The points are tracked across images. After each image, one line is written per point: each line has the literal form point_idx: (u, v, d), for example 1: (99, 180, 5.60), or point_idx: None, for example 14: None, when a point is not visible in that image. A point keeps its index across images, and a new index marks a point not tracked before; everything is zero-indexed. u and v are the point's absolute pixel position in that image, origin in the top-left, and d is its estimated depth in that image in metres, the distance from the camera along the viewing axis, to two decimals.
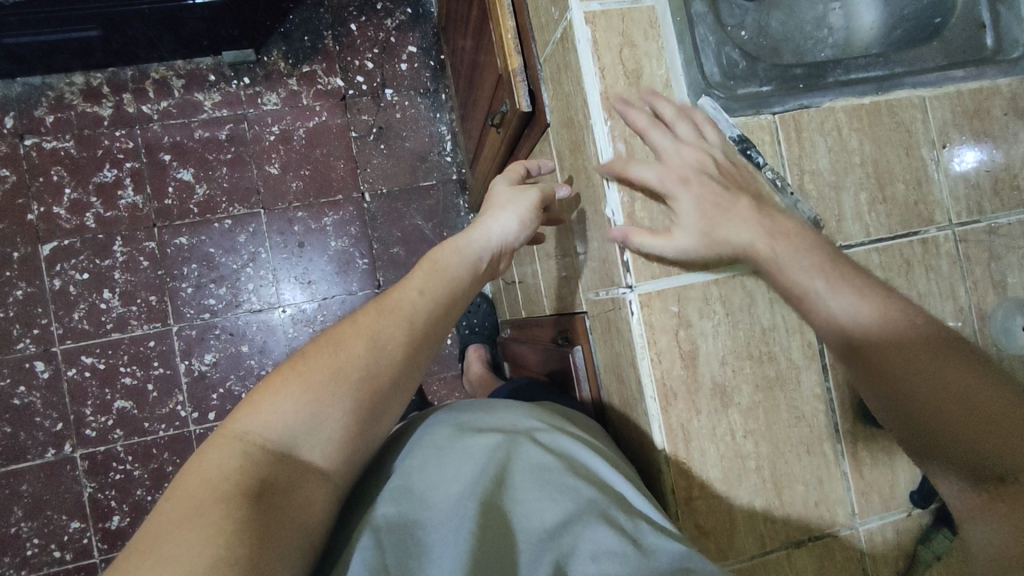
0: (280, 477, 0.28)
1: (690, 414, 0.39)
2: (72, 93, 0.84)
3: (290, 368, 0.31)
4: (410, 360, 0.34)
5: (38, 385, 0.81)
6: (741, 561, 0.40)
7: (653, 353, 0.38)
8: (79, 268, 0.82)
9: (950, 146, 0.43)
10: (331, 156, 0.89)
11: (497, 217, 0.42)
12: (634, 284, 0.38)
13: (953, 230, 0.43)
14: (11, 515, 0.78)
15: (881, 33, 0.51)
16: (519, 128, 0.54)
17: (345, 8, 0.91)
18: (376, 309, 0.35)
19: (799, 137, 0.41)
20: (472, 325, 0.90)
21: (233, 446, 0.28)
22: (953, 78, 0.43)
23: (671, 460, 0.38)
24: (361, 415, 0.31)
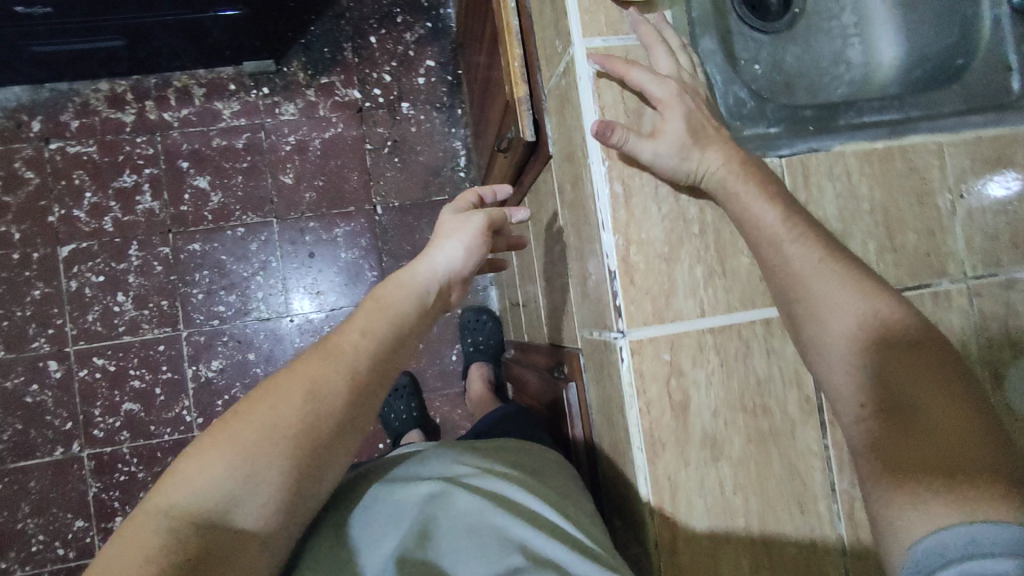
0: (206, 551, 0.28)
1: (678, 465, 0.37)
2: (96, 100, 0.86)
3: (221, 429, 0.31)
4: (350, 410, 0.33)
5: (50, 384, 0.82)
6: None
7: (642, 402, 0.37)
8: (95, 270, 0.84)
9: (969, 194, 0.41)
10: (345, 167, 0.90)
11: (442, 247, 0.41)
12: (626, 330, 0.37)
13: (967, 283, 0.41)
14: (18, 510, 0.80)
15: (902, 71, 0.48)
16: (524, 156, 0.54)
17: (366, 20, 0.92)
18: (316, 356, 0.34)
19: (806, 182, 0.40)
20: (476, 342, 0.89)
21: (156, 522, 0.28)
22: (974, 124, 0.41)
23: (656, 513, 0.37)
24: (298, 470, 0.31)
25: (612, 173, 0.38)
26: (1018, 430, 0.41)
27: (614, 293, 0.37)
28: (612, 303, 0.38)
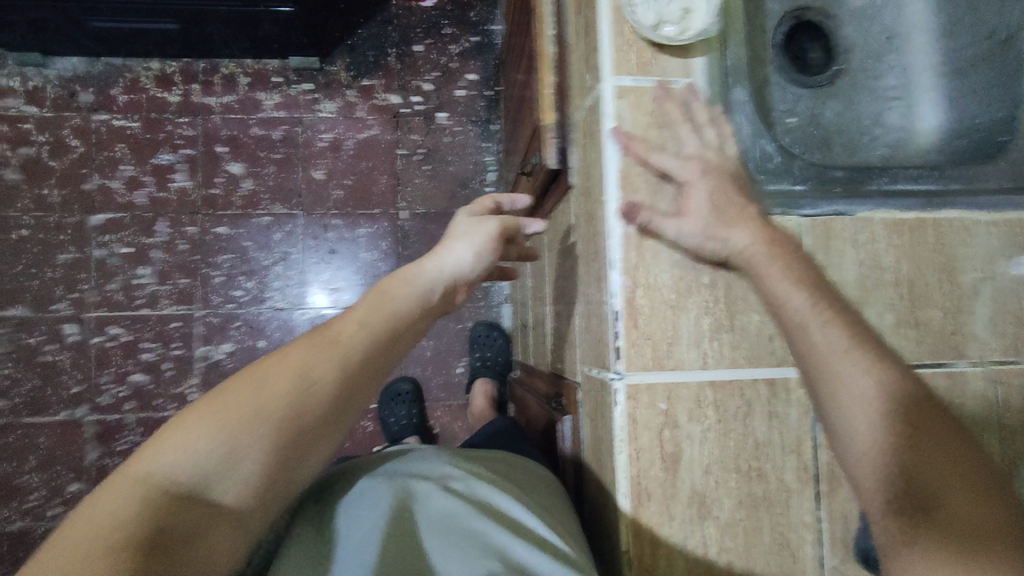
0: (181, 527, 0.27)
1: (663, 518, 0.36)
2: (147, 77, 0.89)
3: (210, 402, 0.31)
4: (343, 398, 0.33)
5: (66, 346, 0.84)
6: None
7: (631, 448, 0.36)
8: (123, 242, 0.86)
9: (998, 275, 0.39)
10: (376, 169, 0.91)
11: (453, 247, 0.42)
12: (623, 372, 0.37)
13: (988, 368, 0.39)
14: (21, 465, 0.82)
15: (942, 139, 0.48)
16: (547, 182, 0.53)
17: (413, 28, 0.93)
18: (308, 342, 0.34)
19: (828, 244, 0.39)
20: (484, 359, 0.88)
21: (132, 491, 0.27)
22: (1013, 203, 0.40)
23: (634, 563, 0.36)
24: (280, 454, 0.30)
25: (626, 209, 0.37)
26: None
27: (615, 333, 0.37)
28: (611, 343, 0.37)
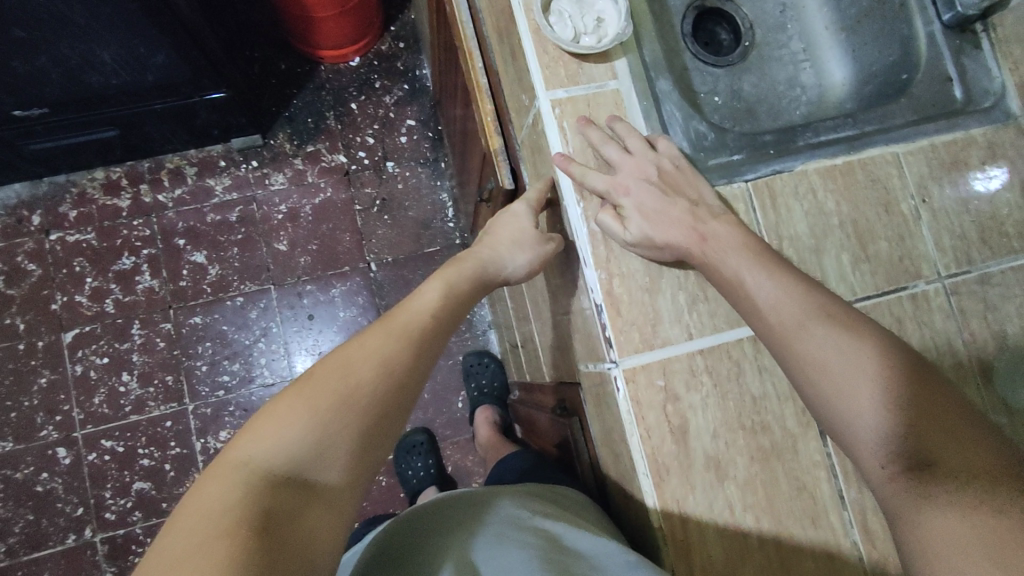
0: (342, 445, 0.51)
1: (657, 441, 0.55)
2: None
3: (318, 373, 0.54)
4: (390, 388, 0.55)
5: None
6: (745, 457, 0.56)
7: (643, 425, 0.55)
8: None
9: (579, 106, 0.59)
10: None
11: (503, 254, 0.68)
12: (615, 359, 0.55)
13: (738, 181, 0.60)
14: None
15: (508, 86, 0.67)
16: (426, 317, 0.61)
17: None
18: (369, 337, 0.57)
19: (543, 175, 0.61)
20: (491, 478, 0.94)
21: (338, 379, 0.53)
22: (583, 84, 0.59)
23: (656, 497, 0.54)
24: (273, 416, 0.50)
25: (585, 217, 0.58)
26: (756, 215, 0.59)
27: (601, 339, 0.56)
28: (605, 344, 0.56)
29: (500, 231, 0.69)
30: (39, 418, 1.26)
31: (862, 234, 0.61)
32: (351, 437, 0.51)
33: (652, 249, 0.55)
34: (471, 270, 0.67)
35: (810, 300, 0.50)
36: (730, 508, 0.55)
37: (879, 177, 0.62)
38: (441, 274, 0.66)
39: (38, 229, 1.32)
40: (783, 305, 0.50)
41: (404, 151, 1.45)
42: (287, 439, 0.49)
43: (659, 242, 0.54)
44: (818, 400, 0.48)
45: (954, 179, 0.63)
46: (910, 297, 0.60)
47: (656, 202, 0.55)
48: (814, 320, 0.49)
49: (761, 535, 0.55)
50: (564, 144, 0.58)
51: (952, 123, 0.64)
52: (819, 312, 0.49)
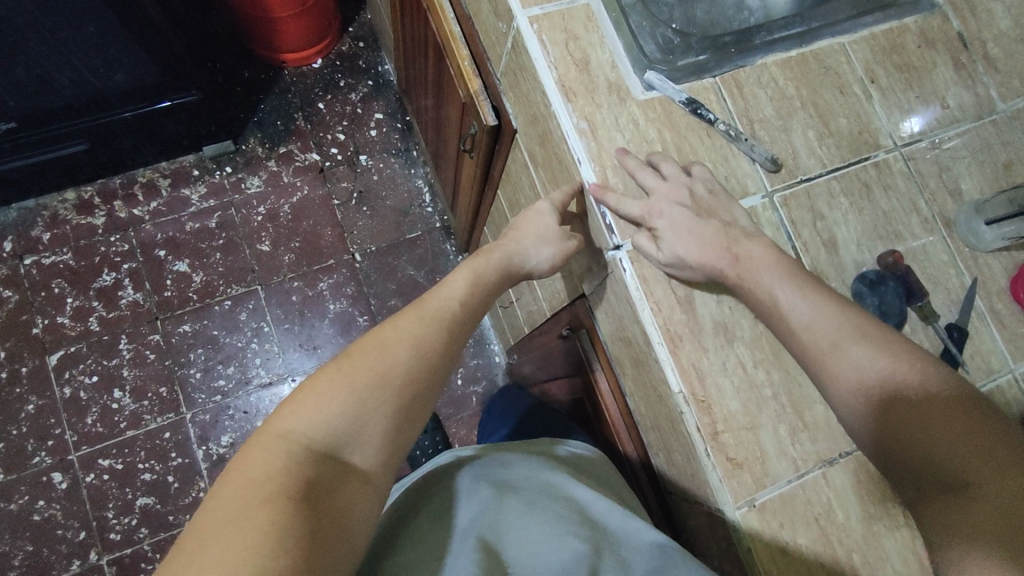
0: (382, 425, 0.48)
1: (667, 313, 0.58)
2: None
3: (360, 346, 0.50)
4: (431, 369, 0.52)
5: None
6: (750, 320, 0.60)
7: (652, 299, 0.58)
8: None
9: (554, 20, 0.64)
10: None
11: (530, 253, 0.65)
12: (617, 241, 0.60)
13: (709, 78, 0.65)
14: None
15: (483, 19, 0.71)
16: (457, 295, 0.58)
17: None
18: (407, 314, 0.54)
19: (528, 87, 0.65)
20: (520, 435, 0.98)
21: (381, 355, 0.50)
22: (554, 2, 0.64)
23: (673, 363, 0.57)
24: (316, 386, 0.47)
25: (574, 121, 0.62)
26: (728, 105, 0.65)
27: (602, 223, 0.60)
28: (606, 227, 0.60)
29: (524, 225, 0.66)
30: (29, 445, 1.22)
31: (824, 114, 0.67)
32: (392, 418, 0.48)
33: (685, 267, 0.56)
34: (496, 257, 0.64)
35: (845, 320, 0.50)
36: (742, 365, 0.59)
37: (831, 64, 0.68)
38: (469, 265, 0.62)
39: (12, 256, 1.30)
40: (815, 328, 0.51)
41: (375, 144, 1.48)
42: (329, 414, 0.45)
43: (693, 263, 0.56)
44: (839, 406, 0.50)
45: (896, 61, 0.70)
46: (874, 164, 0.66)
47: (690, 226, 0.56)
48: (847, 337, 0.50)
49: (774, 389, 0.59)
50: (545, 54, 0.62)
51: (887, 14, 0.71)
52: (853, 330, 0.50)
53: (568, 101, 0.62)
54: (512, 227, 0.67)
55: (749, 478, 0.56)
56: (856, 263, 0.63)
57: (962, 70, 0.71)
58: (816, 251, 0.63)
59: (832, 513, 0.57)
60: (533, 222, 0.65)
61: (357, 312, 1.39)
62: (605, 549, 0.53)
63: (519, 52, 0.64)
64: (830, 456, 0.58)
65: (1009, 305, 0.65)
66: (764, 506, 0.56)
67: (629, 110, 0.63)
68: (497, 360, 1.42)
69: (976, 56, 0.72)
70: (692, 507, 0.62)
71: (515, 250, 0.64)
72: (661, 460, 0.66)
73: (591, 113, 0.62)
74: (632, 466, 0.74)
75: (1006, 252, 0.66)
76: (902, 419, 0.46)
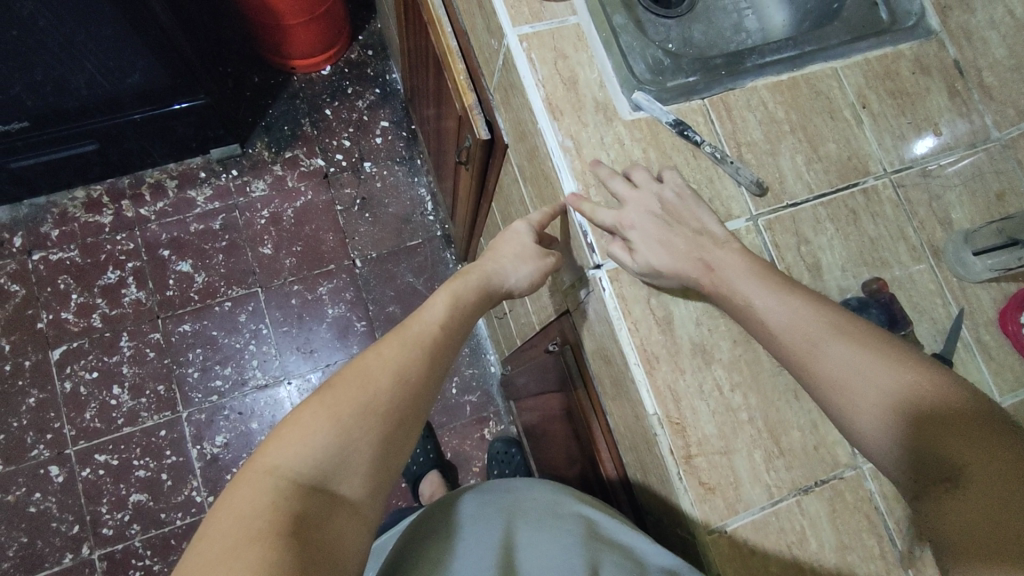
0: (367, 452, 0.48)
1: (645, 333, 0.58)
2: None
3: (342, 374, 0.50)
4: (415, 394, 0.52)
5: None
6: (728, 342, 0.60)
7: (630, 319, 0.58)
8: None
9: (544, 39, 0.64)
10: None
11: (509, 271, 0.66)
12: (598, 261, 0.60)
13: (698, 99, 0.66)
14: None
15: (477, 35, 0.72)
16: (440, 318, 0.59)
17: None
18: (390, 340, 0.54)
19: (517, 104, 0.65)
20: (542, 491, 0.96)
21: (363, 381, 0.50)
22: (545, 20, 0.65)
23: (650, 385, 0.57)
24: (299, 418, 0.47)
25: (560, 138, 0.62)
26: (716, 127, 0.65)
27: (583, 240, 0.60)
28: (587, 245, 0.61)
29: (502, 245, 0.67)
30: (29, 438, 1.25)
31: (813, 138, 0.66)
32: (377, 444, 0.49)
33: (661, 278, 0.57)
34: (477, 278, 0.64)
35: (875, 366, 0.47)
36: (719, 388, 0.58)
37: (823, 89, 0.68)
38: (449, 286, 0.63)
39: (21, 251, 1.32)
40: (839, 371, 0.48)
41: (380, 151, 1.50)
42: (313, 445, 0.46)
43: (666, 273, 0.56)
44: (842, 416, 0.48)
45: (890, 88, 0.70)
46: (862, 191, 0.66)
47: (663, 238, 0.56)
48: (853, 361, 0.48)
49: (751, 413, 0.58)
50: (534, 72, 0.63)
51: (882, 39, 0.71)
52: (886, 386, 0.46)
53: (554, 119, 0.62)
54: (490, 248, 0.68)
55: (721, 502, 0.56)
56: (840, 288, 0.63)
57: (957, 98, 0.70)
58: (799, 275, 0.62)
59: (805, 541, 0.56)
60: (509, 242, 0.67)
61: (355, 317, 1.40)
62: (607, 557, 0.53)
63: (509, 69, 0.65)
64: (805, 483, 0.58)
65: (996, 336, 0.64)
66: (735, 532, 0.55)
67: (615, 129, 0.63)
68: (493, 370, 1.43)
69: (972, 83, 0.71)
70: (667, 528, 0.62)
71: (492, 268, 0.65)
72: (639, 480, 0.66)
73: (577, 132, 0.63)
74: (611, 484, 0.73)
75: (995, 282, 0.65)
76: (924, 459, 0.43)
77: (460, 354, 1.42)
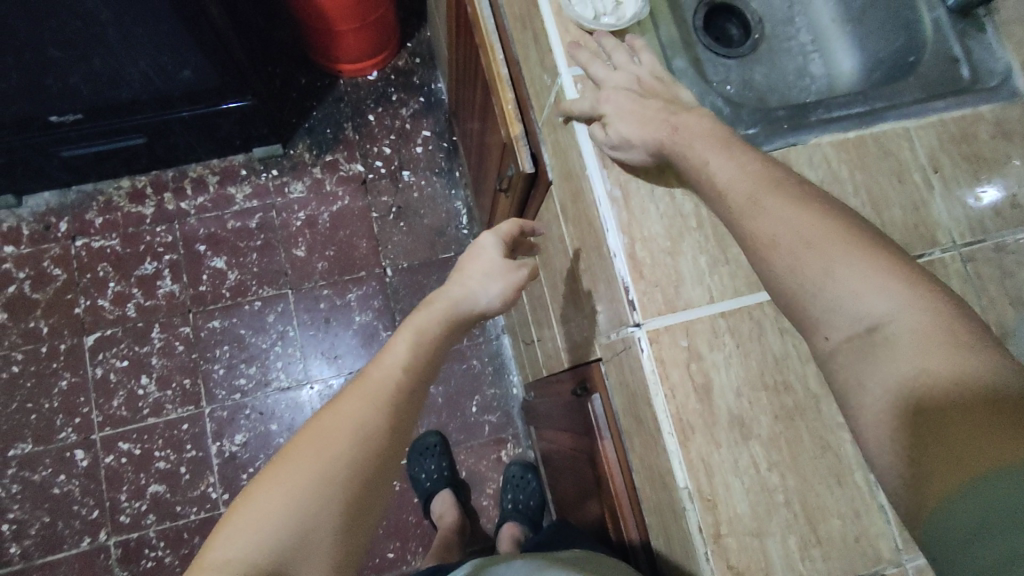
0: (326, 524, 0.46)
1: (682, 401, 0.55)
2: None
3: (297, 444, 0.49)
4: (374, 452, 0.50)
5: None
6: (770, 417, 0.56)
7: (668, 384, 0.55)
8: None
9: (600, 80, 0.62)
10: None
11: (478, 292, 0.66)
12: (638, 320, 0.57)
13: (762, 151, 0.62)
14: None
15: (530, 68, 0.70)
16: (402, 360, 0.56)
17: None
18: (348, 397, 0.52)
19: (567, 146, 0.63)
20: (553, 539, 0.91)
21: (318, 450, 0.48)
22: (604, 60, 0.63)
23: (683, 456, 0.54)
24: (255, 499, 0.46)
25: (608, 187, 0.60)
26: None
27: (623, 295, 0.58)
28: (627, 302, 0.58)
29: (470, 265, 0.67)
30: (58, 420, 1.27)
31: (877, 203, 0.62)
32: (336, 515, 0.47)
33: (629, 147, 0.56)
34: (445, 305, 0.63)
35: (866, 269, 0.39)
36: (756, 465, 0.55)
37: (891, 149, 0.64)
38: (412, 321, 0.61)
39: (65, 235, 1.35)
40: (849, 297, 0.39)
41: (419, 161, 1.49)
42: (265, 528, 0.45)
43: (634, 141, 0.55)
44: (808, 301, 0.41)
45: (965, 151, 0.65)
46: (926, 263, 0.62)
47: (633, 103, 0.55)
48: (836, 256, 0.40)
49: (788, 495, 0.55)
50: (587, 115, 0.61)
51: (961, 100, 0.66)
52: (876, 313, 0.38)
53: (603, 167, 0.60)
54: (460, 271, 0.67)
55: None
56: None
57: None
58: None
59: None
60: (477, 264, 0.67)
61: (381, 326, 1.39)
62: None
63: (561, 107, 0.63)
64: None
65: None
66: None
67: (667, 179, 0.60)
68: (515, 391, 1.40)
69: None
70: None
71: (462, 292, 0.65)
72: (662, 549, 0.63)
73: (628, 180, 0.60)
74: (630, 541, 0.70)
75: None
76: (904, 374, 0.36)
77: (483, 372, 1.40)
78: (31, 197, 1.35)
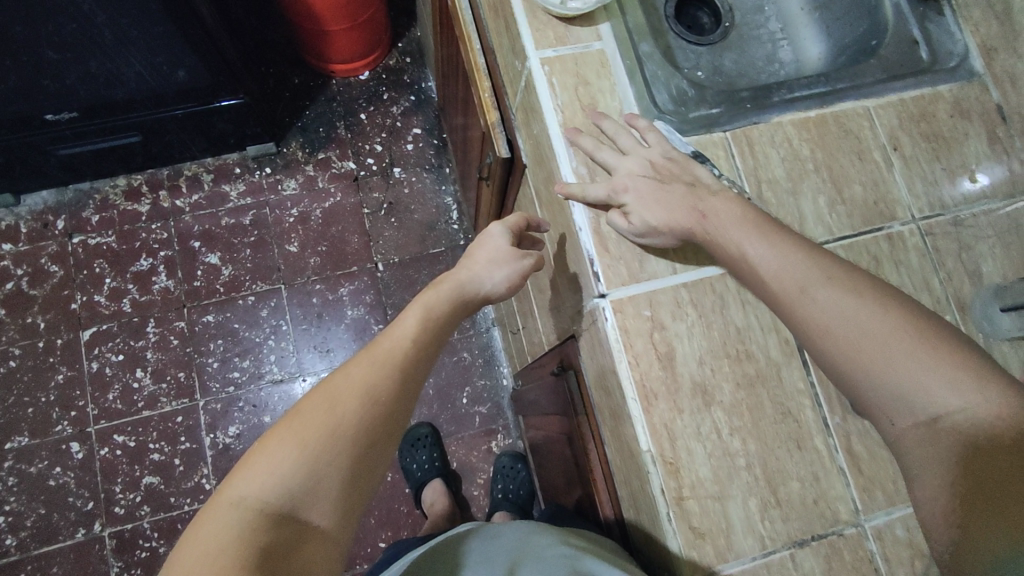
0: (333, 477, 0.48)
1: (646, 368, 0.57)
2: None
3: (308, 399, 0.51)
4: (382, 416, 0.52)
5: None
6: (732, 384, 0.58)
7: (632, 352, 0.57)
8: None
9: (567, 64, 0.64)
10: None
11: (485, 277, 0.67)
12: (604, 290, 0.59)
13: (722, 129, 0.64)
14: None
15: (503, 55, 0.73)
16: (409, 333, 0.58)
17: None
18: (359, 362, 0.54)
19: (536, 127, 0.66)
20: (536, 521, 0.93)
21: (329, 407, 0.50)
22: (571, 45, 0.65)
23: (646, 422, 0.56)
24: (267, 445, 0.48)
25: (574, 166, 0.62)
26: (737, 161, 0.64)
27: (589, 267, 0.59)
28: (592, 273, 0.59)
29: (478, 251, 0.68)
30: (55, 414, 1.29)
31: (837, 179, 0.64)
32: (343, 470, 0.48)
33: (657, 235, 0.57)
34: (450, 286, 0.65)
35: (924, 355, 0.45)
36: (717, 431, 0.57)
37: (852, 128, 0.66)
38: (420, 299, 0.63)
39: (62, 233, 1.38)
40: (910, 390, 0.45)
41: (410, 158, 1.51)
42: (278, 474, 0.46)
43: (662, 229, 0.57)
44: (869, 387, 0.47)
45: (924, 130, 0.67)
46: (886, 236, 0.63)
47: (654, 192, 0.57)
48: (891, 344, 0.46)
49: (749, 459, 0.57)
50: (554, 97, 0.63)
51: (920, 80, 0.68)
52: (932, 392, 0.44)
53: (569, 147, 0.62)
54: (468, 256, 0.69)
55: (711, 550, 0.54)
56: None
57: (997, 145, 0.67)
58: None
59: None
60: (485, 251, 0.68)
61: (373, 320, 1.41)
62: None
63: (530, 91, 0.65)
64: (801, 537, 0.55)
65: None
66: None
67: None
68: (505, 383, 1.42)
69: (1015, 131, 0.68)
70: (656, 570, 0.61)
71: (470, 276, 0.66)
72: (632, 517, 0.65)
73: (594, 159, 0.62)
74: (604, 513, 0.72)
75: None
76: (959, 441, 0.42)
77: (473, 364, 1.42)
78: (30, 196, 1.39)
